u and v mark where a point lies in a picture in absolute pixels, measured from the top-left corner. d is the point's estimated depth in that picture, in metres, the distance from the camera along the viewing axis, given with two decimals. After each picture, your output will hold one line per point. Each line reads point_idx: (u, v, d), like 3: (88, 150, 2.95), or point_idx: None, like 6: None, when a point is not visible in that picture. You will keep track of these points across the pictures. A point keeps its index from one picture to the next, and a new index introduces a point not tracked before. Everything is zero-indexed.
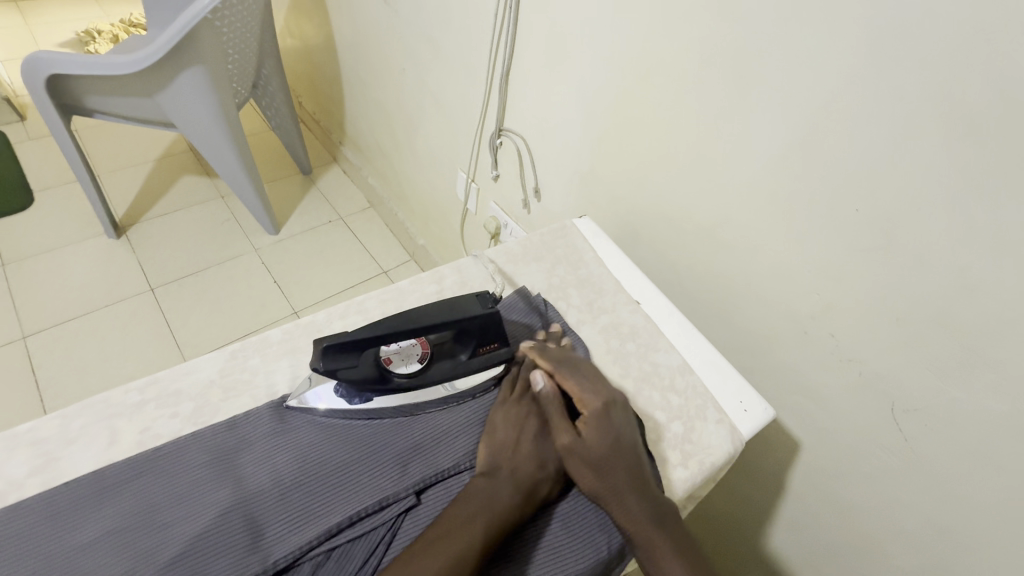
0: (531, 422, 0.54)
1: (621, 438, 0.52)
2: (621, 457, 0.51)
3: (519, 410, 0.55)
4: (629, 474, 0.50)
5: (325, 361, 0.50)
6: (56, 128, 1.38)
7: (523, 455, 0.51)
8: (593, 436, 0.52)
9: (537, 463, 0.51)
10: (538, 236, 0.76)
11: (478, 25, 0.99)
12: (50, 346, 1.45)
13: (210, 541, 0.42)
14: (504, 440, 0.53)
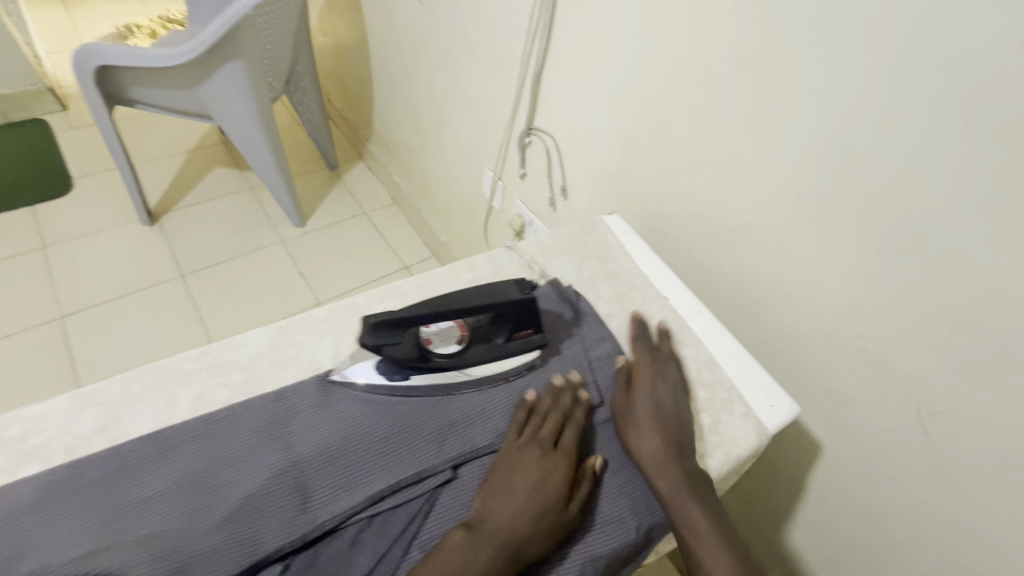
0: (530, 469, 0.50)
1: (670, 413, 0.57)
2: (667, 434, 0.55)
3: (522, 455, 0.52)
4: (674, 452, 0.54)
5: (373, 336, 0.52)
6: (100, 117, 1.44)
7: (518, 503, 0.48)
8: (647, 408, 0.57)
9: (535, 512, 0.47)
10: (569, 230, 0.78)
11: (512, 26, 1.02)
12: (86, 326, 1.50)
13: (263, 500, 0.45)
14: (503, 489, 0.49)
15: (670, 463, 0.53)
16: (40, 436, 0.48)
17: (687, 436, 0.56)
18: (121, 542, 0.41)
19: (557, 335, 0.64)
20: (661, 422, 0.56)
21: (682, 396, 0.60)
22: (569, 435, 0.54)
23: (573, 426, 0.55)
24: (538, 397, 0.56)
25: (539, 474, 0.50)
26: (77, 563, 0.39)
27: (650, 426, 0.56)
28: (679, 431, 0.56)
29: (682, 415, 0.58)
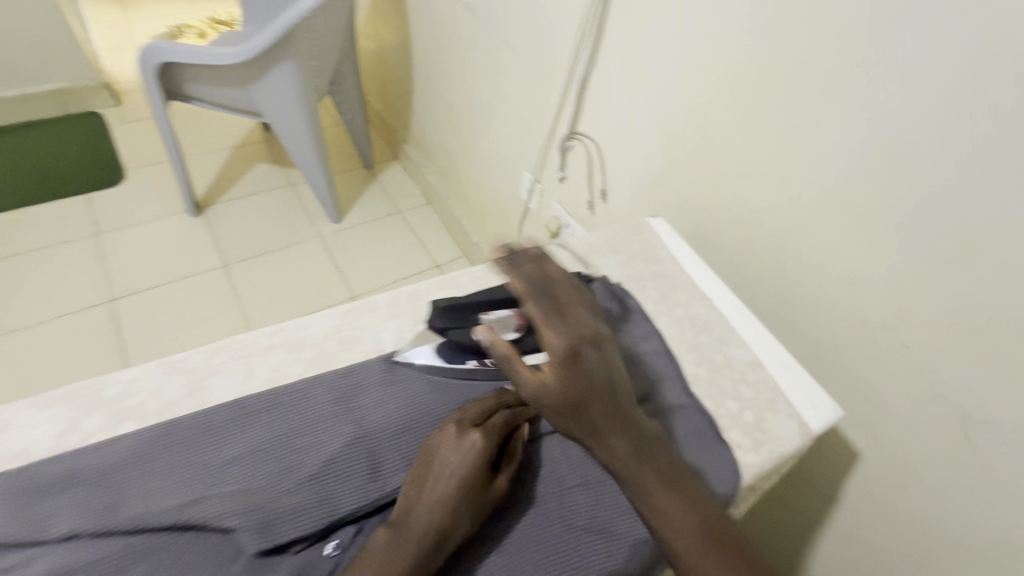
0: (449, 449, 0.49)
1: (595, 369, 0.53)
2: (597, 395, 0.51)
3: (440, 436, 0.50)
4: (608, 414, 0.51)
5: (440, 317, 0.61)
6: (158, 111, 1.51)
7: (434, 484, 0.46)
8: (563, 370, 0.51)
9: (452, 495, 0.46)
10: (615, 231, 0.81)
11: (560, 34, 1.05)
12: (134, 310, 1.57)
13: (340, 467, 0.48)
14: (432, 472, 0.48)
15: (604, 427, 0.51)
16: (135, 397, 0.52)
17: (620, 393, 0.53)
18: (214, 497, 0.44)
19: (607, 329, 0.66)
20: (584, 383, 0.51)
21: (602, 343, 0.56)
22: (498, 418, 0.52)
23: (504, 410, 0.54)
24: (484, 397, 0.55)
25: (456, 452, 0.48)
26: (176, 511, 0.43)
27: (575, 391, 0.51)
28: (611, 386, 0.53)
29: (611, 367, 0.54)
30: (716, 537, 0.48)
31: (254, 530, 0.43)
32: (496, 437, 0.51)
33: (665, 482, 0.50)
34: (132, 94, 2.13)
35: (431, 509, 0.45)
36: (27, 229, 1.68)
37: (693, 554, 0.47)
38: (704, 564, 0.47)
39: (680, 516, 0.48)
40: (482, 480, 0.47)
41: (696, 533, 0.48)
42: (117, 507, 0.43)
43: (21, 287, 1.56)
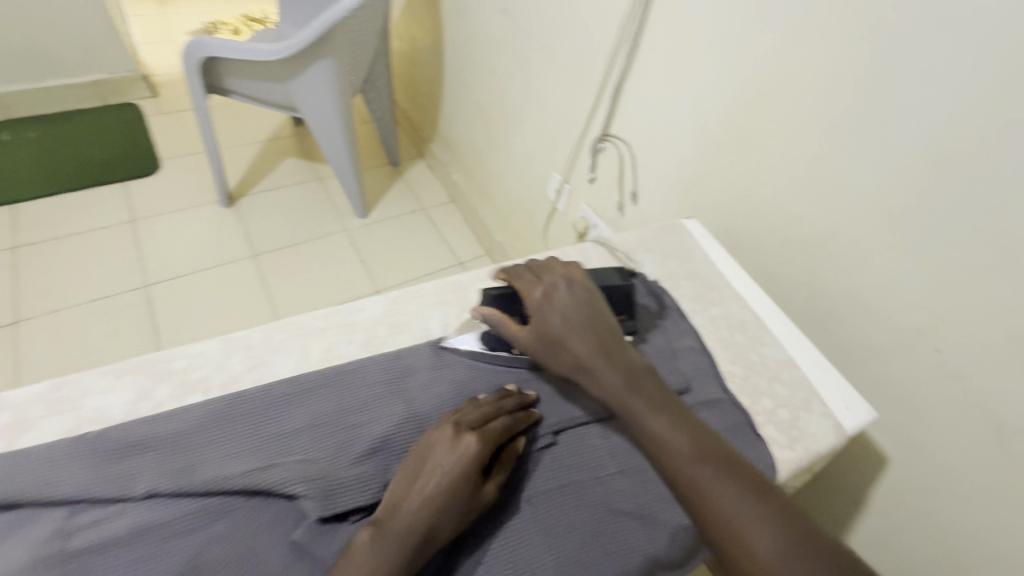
0: (440, 450, 0.48)
1: (570, 309, 0.57)
2: (574, 331, 0.55)
3: (434, 435, 0.49)
4: (590, 347, 0.55)
5: (492, 303, 0.61)
6: (199, 104, 1.56)
7: (421, 486, 0.46)
8: (538, 318, 0.56)
9: (437, 495, 0.45)
10: (651, 230, 0.83)
11: (598, 37, 1.07)
12: (167, 294, 1.60)
13: (395, 443, 0.51)
14: (420, 474, 0.47)
15: (587, 358, 0.54)
16: (201, 371, 0.55)
17: (601, 327, 0.56)
18: (279, 465, 0.47)
19: (646, 326, 0.68)
20: (560, 323, 0.56)
21: (578, 285, 0.59)
22: (496, 424, 0.51)
23: (502, 410, 0.53)
24: (484, 397, 0.55)
25: (447, 453, 0.47)
26: (245, 476, 0.45)
27: (553, 333, 0.55)
28: (589, 321, 0.56)
29: (589, 307, 0.57)
30: (724, 462, 0.47)
31: (317, 498, 0.45)
32: (493, 441, 0.50)
33: (658, 410, 0.52)
34: (167, 87, 2.18)
35: (416, 510, 0.44)
36: (65, 214, 1.71)
37: (702, 477, 0.46)
38: (713, 486, 0.46)
39: (680, 440, 0.49)
40: (469, 486, 0.46)
41: (700, 458, 0.47)
42: (191, 470, 0.46)
43: (58, 270, 1.59)
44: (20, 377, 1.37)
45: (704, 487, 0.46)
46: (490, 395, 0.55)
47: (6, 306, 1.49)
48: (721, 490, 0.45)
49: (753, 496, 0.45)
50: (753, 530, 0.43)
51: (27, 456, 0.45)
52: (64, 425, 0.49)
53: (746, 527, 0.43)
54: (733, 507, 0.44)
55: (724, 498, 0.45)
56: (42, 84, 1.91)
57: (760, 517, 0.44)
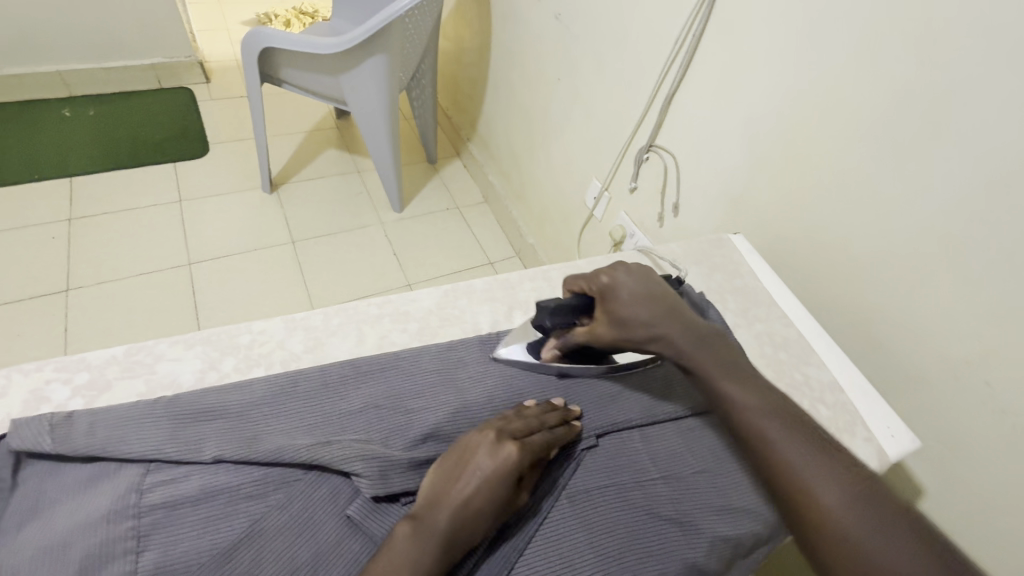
0: (480, 454, 0.48)
1: (636, 286, 0.59)
2: (645, 306, 0.58)
3: (478, 439, 0.50)
4: (661, 316, 0.58)
5: (551, 319, 0.59)
6: (253, 92, 1.61)
7: (462, 487, 0.46)
8: (610, 304, 0.59)
9: (474, 498, 0.45)
10: (698, 243, 0.83)
11: (652, 48, 1.07)
12: (208, 274, 1.65)
13: (446, 431, 0.52)
14: (458, 476, 0.47)
15: (661, 327, 0.57)
16: (264, 347, 0.58)
17: (664, 298, 0.59)
18: (338, 442, 0.49)
19: None
20: (631, 302, 0.58)
21: (632, 265, 0.62)
22: (539, 437, 0.51)
23: (546, 419, 0.53)
24: (528, 408, 0.55)
25: (488, 457, 0.48)
26: (307, 450, 0.47)
27: (628, 314, 0.58)
28: (654, 294, 0.59)
29: (650, 282, 0.60)
30: (791, 424, 0.50)
31: (372, 478, 0.47)
32: (534, 451, 0.49)
33: (727, 373, 0.54)
34: (219, 74, 2.25)
35: (456, 509, 0.45)
36: (117, 190, 1.78)
37: (770, 433, 0.49)
38: (781, 441, 0.48)
39: (748, 398, 0.52)
40: (504, 496, 0.47)
41: (770, 415, 0.50)
42: (255, 440, 0.48)
43: (108, 243, 1.65)
44: (68, 343, 1.43)
45: (772, 442, 0.48)
46: (535, 406, 0.55)
47: (59, 274, 1.55)
48: (789, 446, 0.48)
49: (820, 456, 0.47)
50: (822, 484, 0.45)
51: (108, 413, 0.48)
52: (139, 387, 0.52)
53: (814, 481, 0.45)
54: (799, 459, 0.47)
55: (792, 453, 0.47)
56: (104, 64, 2.00)
57: (826, 475, 0.46)
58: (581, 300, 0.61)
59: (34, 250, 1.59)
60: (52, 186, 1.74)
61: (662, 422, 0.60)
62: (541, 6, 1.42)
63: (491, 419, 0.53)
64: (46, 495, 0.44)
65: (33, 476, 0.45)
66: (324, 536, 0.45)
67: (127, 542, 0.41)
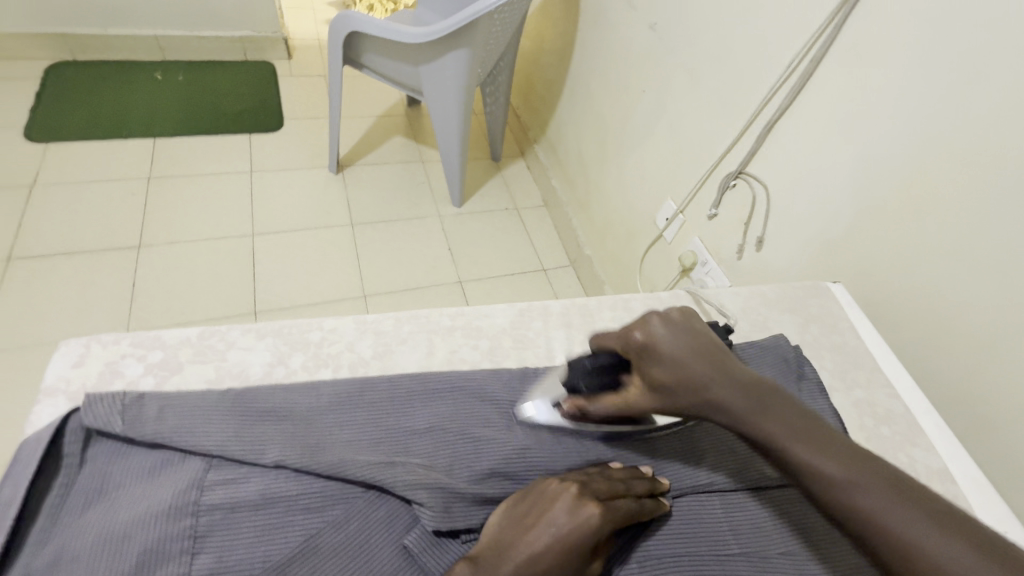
0: (558, 506, 0.44)
1: (678, 343, 0.49)
2: (693, 368, 0.48)
3: (557, 490, 0.45)
4: (711, 375, 0.48)
5: (584, 378, 0.51)
6: (334, 74, 1.62)
7: (532, 539, 0.42)
8: (648, 367, 0.49)
9: (544, 553, 0.42)
10: (793, 287, 0.77)
11: (759, 70, 1.00)
12: (269, 247, 1.68)
13: (513, 468, 0.49)
14: (529, 530, 0.43)
15: (711, 390, 0.48)
16: (334, 347, 0.56)
17: (709, 352, 0.49)
18: (402, 463, 0.46)
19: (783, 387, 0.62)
20: (672, 364, 0.48)
21: (671, 314, 0.51)
22: (624, 503, 0.46)
23: (636, 484, 0.48)
24: (614, 469, 0.50)
25: (564, 511, 0.43)
26: (370, 468, 0.45)
27: (673, 379, 0.48)
28: (699, 351, 0.49)
29: (694, 337, 0.49)
30: (885, 485, 0.42)
31: (436, 510, 0.44)
32: (617, 515, 0.45)
33: (799, 433, 0.46)
34: (301, 51, 2.30)
35: (524, 562, 0.41)
36: (195, 155, 1.84)
37: (875, 509, 0.41)
38: (891, 517, 0.41)
39: (832, 466, 0.43)
40: (576, 561, 0.42)
41: (864, 484, 0.42)
42: (317, 448, 0.46)
43: (182, 205, 1.71)
44: (134, 297, 1.49)
45: (882, 519, 0.41)
46: (624, 468, 0.51)
47: (134, 229, 1.62)
48: (901, 522, 0.40)
49: (938, 525, 0.40)
50: (961, 566, 0.38)
51: (178, 399, 0.47)
52: (208, 373, 0.51)
53: (950, 564, 0.38)
54: (912, 534, 0.40)
55: (909, 531, 0.40)
56: (198, 33, 2.07)
57: (956, 554, 0.39)
58: (615, 358, 0.51)
59: (113, 204, 1.66)
60: (137, 144, 1.82)
61: (749, 487, 0.54)
62: (636, 13, 1.36)
63: (576, 474, 0.48)
64: (111, 478, 0.43)
65: (100, 454, 0.44)
66: (380, 563, 0.42)
67: (184, 542, 0.40)
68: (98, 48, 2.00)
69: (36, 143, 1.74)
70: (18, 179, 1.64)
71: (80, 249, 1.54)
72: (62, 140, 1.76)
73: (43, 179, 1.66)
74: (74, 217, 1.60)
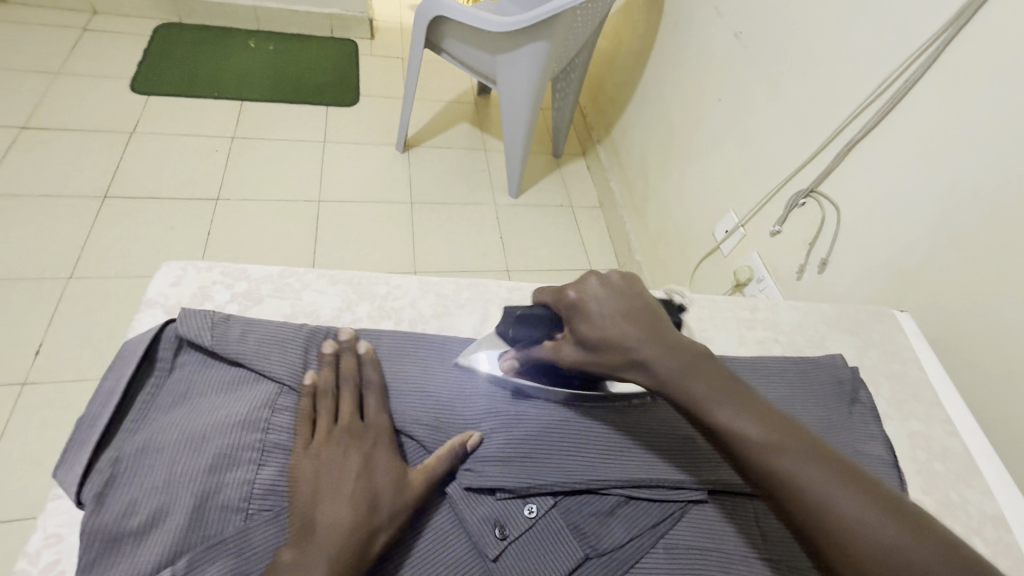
0: (351, 463, 0.44)
1: (609, 302, 0.48)
2: (618, 325, 0.46)
3: (328, 451, 0.44)
4: (637, 333, 0.46)
5: (513, 328, 0.52)
6: (413, 54, 1.68)
7: (345, 496, 0.42)
8: (576, 323, 0.48)
9: (366, 510, 0.41)
10: (856, 309, 0.75)
11: (849, 88, 0.97)
12: (333, 214, 1.76)
13: (551, 438, 0.49)
14: (322, 461, 0.44)
15: (636, 350, 0.45)
16: (398, 302, 0.59)
17: (644, 314, 0.47)
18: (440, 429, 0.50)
19: (832, 402, 0.61)
20: (599, 320, 0.47)
21: (613, 276, 0.50)
22: (373, 403, 0.49)
23: (372, 394, 0.49)
24: (320, 378, 0.49)
25: (360, 470, 0.43)
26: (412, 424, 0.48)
27: (598, 336, 0.46)
28: (634, 311, 0.47)
29: (632, 298, 0.48)
30: (807, 446, 0.41)
31: (472, 471, 0.48)
32: (386, 428, 0.47)
33: (720, 393, 0.43)
34: (383, 33, 2.39)
35: (340, 498, 0.42)
36: (275, 121, 1.95)
37: (793, 471, 0.39)
38: (806, 477, 0.39)
39: (749, 428, 0.41)
40: (392, 480, 0.44)
41: (782, 446, 0.40)
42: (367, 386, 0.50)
43: (258, 165, 1.82)
44: (208, 245, 1.59)
45: (804, 482, 0.39)
46: (326, 367, 0.49)
47: (214, 182, 1.73)
48: (818, 483, 0.39)
49: (848, 483, 0.39)
50: (869, 527, 0.37)
51: (259, 325, 0.51)
52: (284, 308, 0.55)
53: (860, 525, 0.37)
54: (829, 495, 0.38)
55: (823, 491, 0.39)
56: (292, 7, 2.19)
57: (865, 513, 0.38)
58: (548, 314, 0.51)
59: (198, 157, 1.78)
60: (226, 105, 1.95)
61: None
62: (722, 19, 1.34)
63: (306, 406, 0.47)
64: (195, 385, 0.48)
65: (188, 361, 0.49)
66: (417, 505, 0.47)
67: (253, 452, 0.44)
68: (203, 14, 2.15)
69: (139, 94, 1.89)
70: (120, 126, 1.79)
71: (165, 195, 1.67)
72: (161, 94, 1.91)
73: (141, 128, 1.81)
74: (163, 165, 1.74)
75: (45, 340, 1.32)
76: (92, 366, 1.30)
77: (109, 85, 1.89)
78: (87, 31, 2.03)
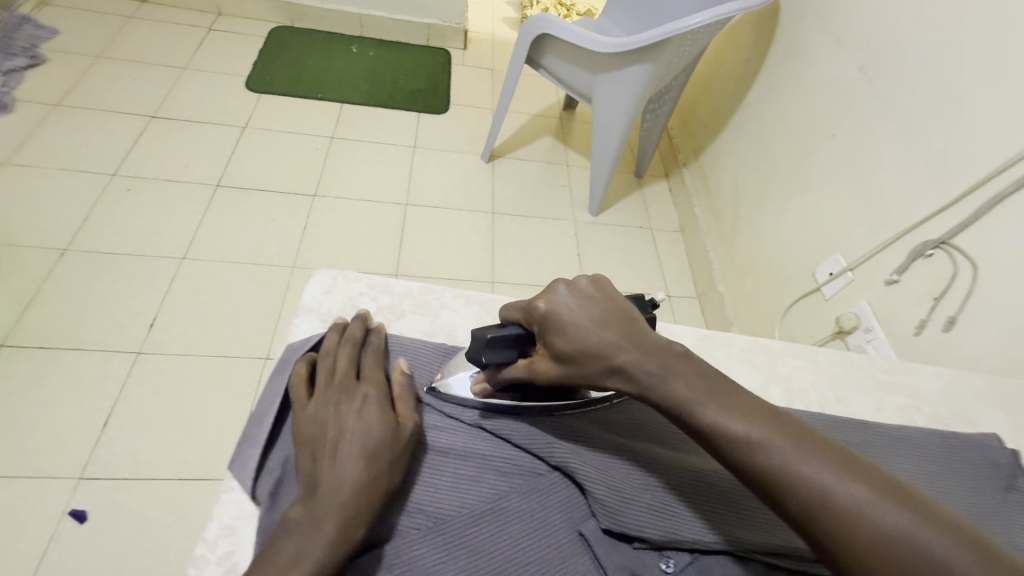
0: (346, 412, 0.47)
1: (582, 312, 0.46)
2: (594, 335, 0.45)
3: (323, 406, 0.48)
4: (614, 339, 0.45)
5: (486, 355, 0.48)
6: (512, 69, 1.71)
7: (348, 445, 0.45)
8: (550, 338, 0.46)
9: (365, 459, 0.44)
10: (1005, 384, 0.69)
11: (1002, 138, 0.89)
12: (420, 218, 1.81)
13: (685, 490, 0.50)
14: (328, 412, 0.47)
15: (614, 356, 0.44)
16: None
17: (617, 319, 0.46)
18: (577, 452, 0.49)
19: (986, 482, 0.56)
20: (572, 333, 0.45)
21: (580, 281, 0.48)
22: (369, 360, 0.52)
23: (370, 353, 0.53)
24: (328, 344, 0.54)
25: (356, 416, 0.47)
26: (558, 452, 0.48)
27: (573, 348, 0.45)
28: (608, 317, 0.46)
29: (606, 302, 0.47)
30: (793, 437, 0.38)
31: (608, 508, 0.46)
32: (377, 377, 0.51)
33: (706, 389, 0.41)
34: (475, 44, 2.46)
35: (341, 443, 0.45)
36: (370, 124, 2.04)
37: (783, 465, 0.37)
38: (802, 469, 0.37)
39: (734, 425, 0.39)
40: (387, 425, 0.46)
41: (769, 438, 0.38)
42: (454, 401, 0.53)
43: (351, 165, 1.90)
44: (303, 238, 1.68)
45: (794, 473, 0.37)
46: (333, 335, 0.55)
47: (312, 179, 1.83)
48: (807, 472, 0.37)
49: (848, 472, 0.37)
50: (870, 513, 0.35)
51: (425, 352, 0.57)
52: (425, 325, 0.60)
53: (862, 512, 0.35)
54: (823, 483, 0.36)
55: (814, 481, 0.37)
56: (394, 16, 2.29)
57: (864, 498, 0.35)
58: (521, 332, 0.49)
59: (301, 154, 1.89)
60: (326, 106, 2.06)
61: None
62: (846, 50, 1.27)
63: (303, 370, 0.51)
64: None
65: None
66: (558, 539, 0.46)
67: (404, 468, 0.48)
68: (312, 19, 2.29)
69: (252, 92, 2.03)
70: (234, 120, 1.93)
71: (267, 188, 1.78)
72: (270, 92, 2.04)
73: (252, 124, 1.94)
74: (268, 159, 1.85)
75: (158, 314, 1.43)
76: (196, 343, 1.40)
77: (227, 82, 2.04)
78: (212, 31, 2.20)
